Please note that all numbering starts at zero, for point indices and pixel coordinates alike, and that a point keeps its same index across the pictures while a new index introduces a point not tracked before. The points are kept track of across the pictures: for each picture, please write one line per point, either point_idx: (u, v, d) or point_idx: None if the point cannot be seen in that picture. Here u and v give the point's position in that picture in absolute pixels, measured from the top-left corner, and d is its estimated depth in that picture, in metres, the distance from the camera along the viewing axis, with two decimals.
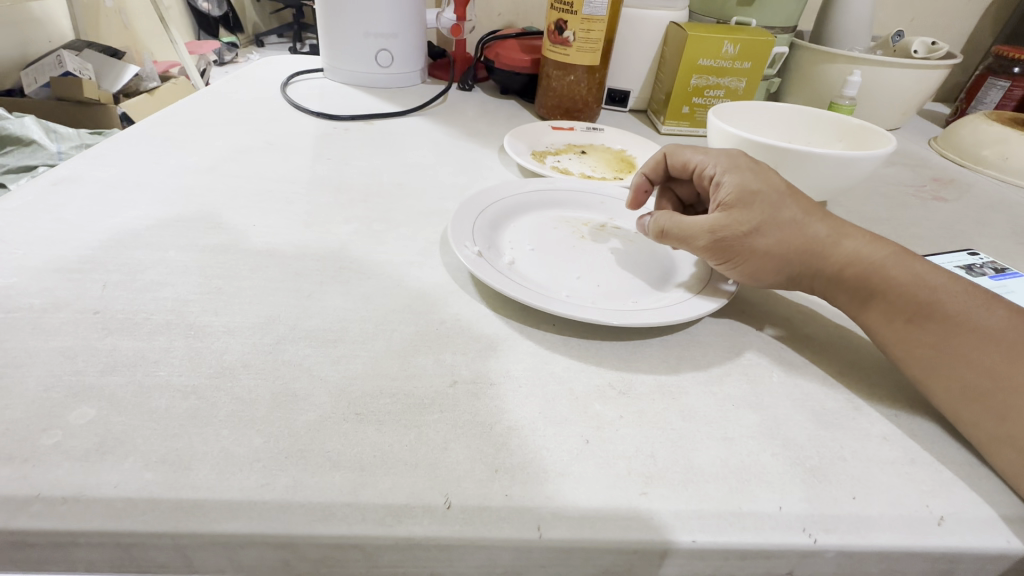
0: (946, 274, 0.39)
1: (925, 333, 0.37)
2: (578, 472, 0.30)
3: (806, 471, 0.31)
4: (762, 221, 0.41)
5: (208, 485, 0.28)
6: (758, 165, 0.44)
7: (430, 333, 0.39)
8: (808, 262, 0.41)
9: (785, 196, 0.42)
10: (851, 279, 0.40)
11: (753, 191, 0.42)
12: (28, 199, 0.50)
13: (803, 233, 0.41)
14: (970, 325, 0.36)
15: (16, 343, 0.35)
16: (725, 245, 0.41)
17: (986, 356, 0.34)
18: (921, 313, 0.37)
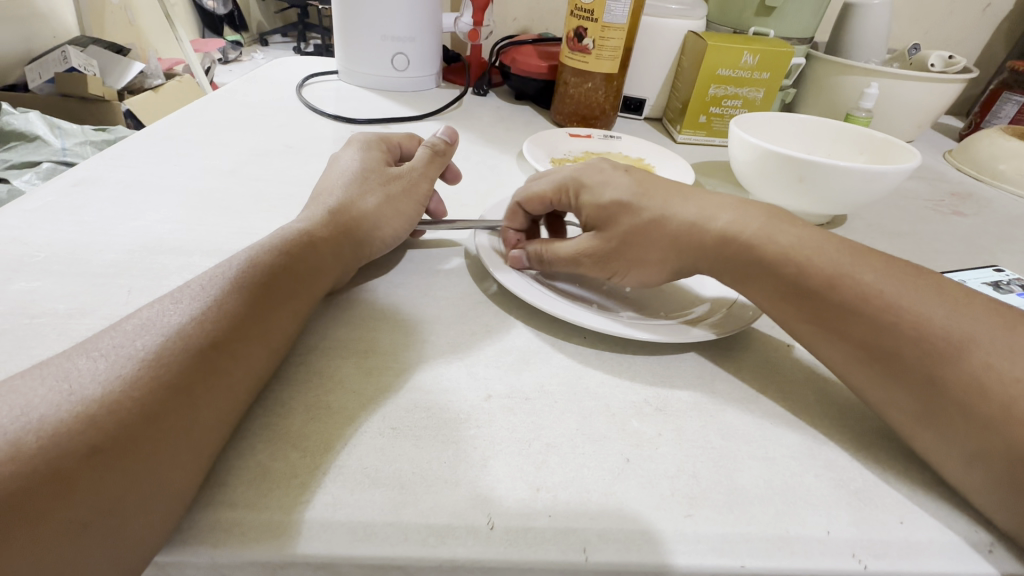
0: (868, 260, 0.35)
1: (849, 330, 0.34)
2: (620, 493, 0.29)
3: (849, 493, 0.31)
4: (624, 232, 0.40)
5: (246, 502, 0.27)
6: (612, 170, 0.44)
7: (460, 343, 0.39)
8: (690, 263, 0.40)
9: (654, 202, 0.41)
10: (756, 277, 0.38)
11: (606, 203, 0.41)
12: (48, 201, 0.49)
13: (675, 232, 0.39)
14: (895, 321, 0.32)
15: (43, 350, 0.34)
16: (604, 259, 0.42)
17: (922, 355, 0.31)
18: (834, 310, 0.34)
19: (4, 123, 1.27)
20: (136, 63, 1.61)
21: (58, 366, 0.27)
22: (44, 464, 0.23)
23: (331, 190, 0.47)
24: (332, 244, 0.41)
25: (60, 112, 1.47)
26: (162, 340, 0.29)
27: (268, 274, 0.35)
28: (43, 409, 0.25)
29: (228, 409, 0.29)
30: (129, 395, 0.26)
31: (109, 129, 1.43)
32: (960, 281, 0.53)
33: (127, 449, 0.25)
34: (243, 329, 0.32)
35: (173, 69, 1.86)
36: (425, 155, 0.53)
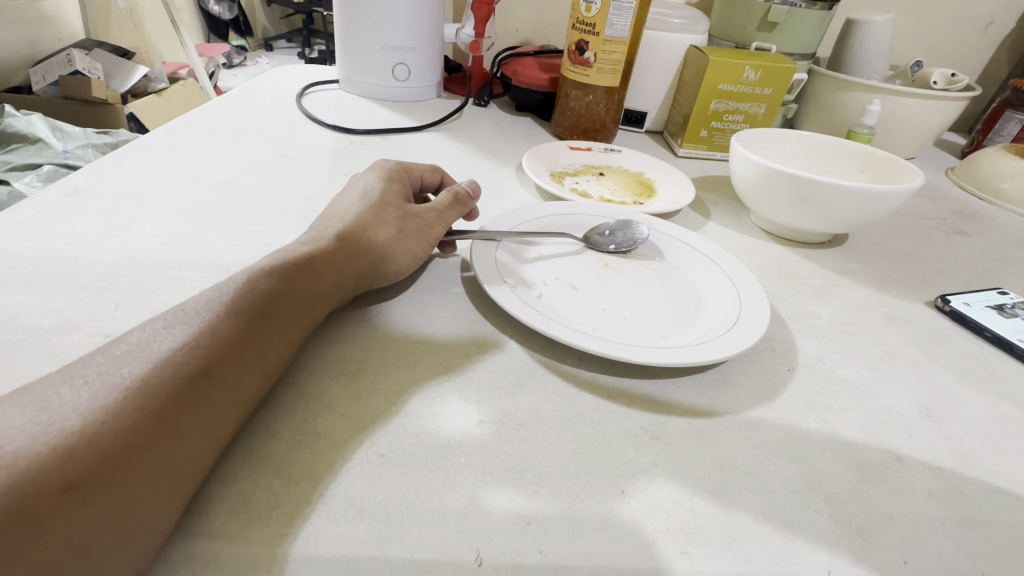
0: None
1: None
2: (615, 528, 0.28)
3: (851, 530, 0.30)
4: None
5: (225, 534, 0.26)
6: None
7: (453, 365, 0.38)
8: None
9: None
10: None
11: None
12: (39, 211, 0.49)
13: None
14: None
15: (25, 368, 0.33)
16: None
17: None
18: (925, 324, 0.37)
19: (5, 124, 1.27)
20: (139, 66, 1.61)
21: (39, 393, 0.26)
22: (15, 498, 0.21)
23: (343, 217, 0.45)
24: (335, 285, 0.40)
25: (62, 114, 1.47)
26: (152, 366, 0.28)
27: (265, 300, 0.35)
28: (20, 439, 0.23)
29: (216, 437, 0.28)
30: (112, 425, 0.25)
31: (111, 132, 1.43)
32: (964, 304, 0.52)
33: (106, 484, 0.23)
34: (234, 355, 0.31)
35: (176, 72, 1.87)
36: (445, 196, 0.51)
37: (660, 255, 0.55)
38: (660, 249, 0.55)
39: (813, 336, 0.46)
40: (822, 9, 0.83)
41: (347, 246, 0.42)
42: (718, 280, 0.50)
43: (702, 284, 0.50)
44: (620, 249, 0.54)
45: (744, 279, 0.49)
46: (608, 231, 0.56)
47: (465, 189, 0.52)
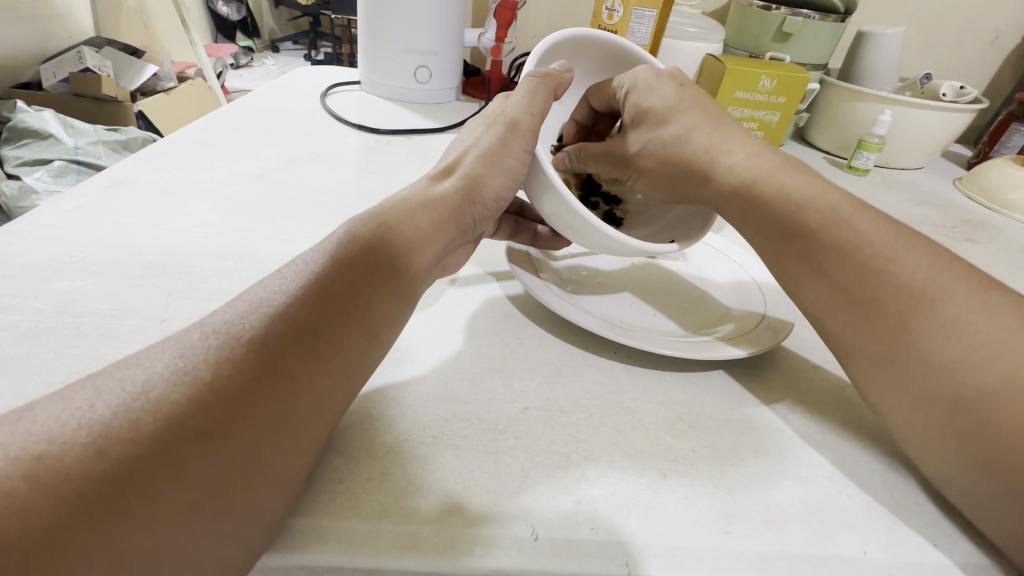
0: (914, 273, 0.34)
1: (836, 272, 0.36)
2: (660, 508, 0.30)
3: (883, 515, 0.31)
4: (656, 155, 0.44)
5: (297, 507, 0.27)
6: (661, 77, 0.46)
7: (495, 355, 0.39)
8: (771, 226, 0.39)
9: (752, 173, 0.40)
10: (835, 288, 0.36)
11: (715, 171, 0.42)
12: (84, 202, 0.50)
13: (693, 150, 0.42)
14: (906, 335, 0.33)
15: (87, 350, 0.34)
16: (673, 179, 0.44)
17: (910, 318, 0.33)
18: (827, 251, 0.36)
19: (17, 119, 1.27)
20: (150, 65, 1.63)
21: (177, 339, 0.27)
22: (159, 440, 0.23)
23: (484, 154, 0.42)
24: (443, 232, 0.37)
25: (74, 111, 1.48)
26: (263, 321, 0.27)
27: (364, 253, 0.32)
28: (160, 387, 0.24)
29: (325, 401, 0.28)
30: (234, 379, 0.25)
31: (121, 129, 1.44)
32: None
33: (235, 431, 0.24)
34: (342, 311, 0.29)
35: (185, 72, 1.89)
36: (531, 85, 0.44)
37: (684, 255, 0.56)
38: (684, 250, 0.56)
39: None
40: (836, 22, 0.86)
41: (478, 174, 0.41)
42: (742, 280, 0.52)
43: (726, 284, 0.52)
44: None
45: (767, 279, 0.51)
46: None
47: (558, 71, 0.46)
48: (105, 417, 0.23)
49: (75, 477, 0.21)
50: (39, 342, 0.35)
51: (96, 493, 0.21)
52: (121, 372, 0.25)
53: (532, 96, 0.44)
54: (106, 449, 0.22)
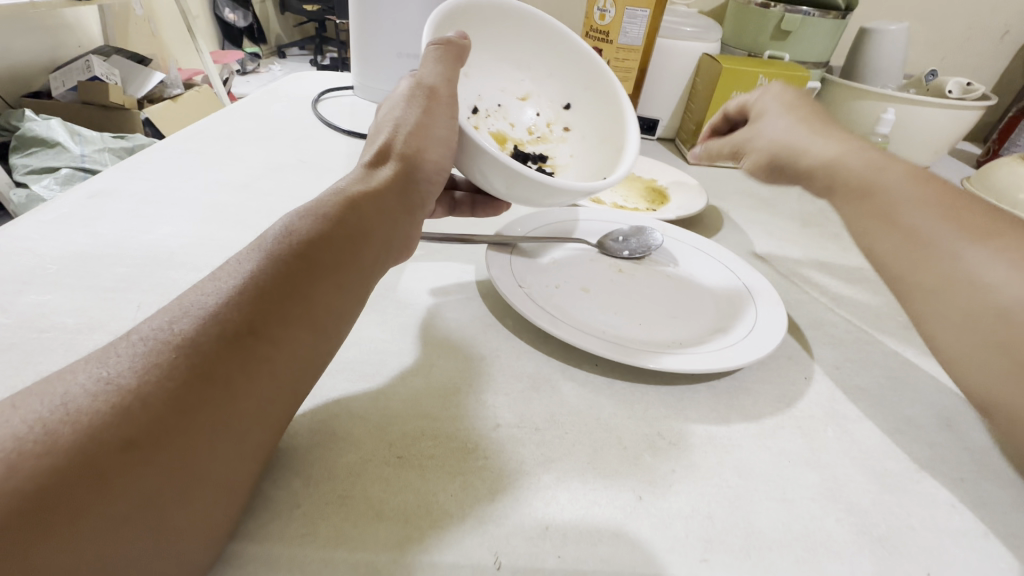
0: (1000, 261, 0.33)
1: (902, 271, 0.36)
2: (633, 533, 0.28)
3: (872, 540, 0.29)
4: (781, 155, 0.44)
5: (247, 533, 0.26)
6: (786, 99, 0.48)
7: (470, 370, 0.38)
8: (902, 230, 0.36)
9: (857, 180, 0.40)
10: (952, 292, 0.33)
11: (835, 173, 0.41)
12: (63, 212, 0.50)
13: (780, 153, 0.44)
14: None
15: (50, 366, 0.34)
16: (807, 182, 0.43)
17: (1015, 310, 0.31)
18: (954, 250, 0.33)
19: (25, 128, 1.29)
20: (155, 72, 1.65)
21: (103, 351, 0.25)
22: (77, 451, 0.21)
23: (415, 129, 0.41)
24: (390, 220, 0.37)
25: (80, 118, 1.50)
26: (195, 324, 0.26)
27: (307, 249, 0.31)
28: (81, 398, 0.23)
29: (265, 401, 0.27)
30: (163, 384, 0.24)
31: (127, 136, 1.45)
32: None
33: (166, 437, 0.23)
34: (283, 307, 0.28)
35: (190, 78, 1.91)
36: (435, 55, 0.43)
37: (676, 262, 0.54)
38: (676, 257, 0.55)
39: (830, 346, 0.46)
40: (836, 19, 0.83)
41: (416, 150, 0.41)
42: (735, 288, 0.50)
43: (718, 292, 0.50)
44: (634, 255, 0.54)
45: (760, 286, 0.49)
46: (622, 237, 0.55)
47: (455, 38, 0.44)
48: (21, 433, 0.21)
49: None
50: (4, 357, 0.34)
51: (10, 513, 0.19)
52: (43, 387, 0.24)
53: (441, 64, 0.43)
54: (21, 466, 0.20)
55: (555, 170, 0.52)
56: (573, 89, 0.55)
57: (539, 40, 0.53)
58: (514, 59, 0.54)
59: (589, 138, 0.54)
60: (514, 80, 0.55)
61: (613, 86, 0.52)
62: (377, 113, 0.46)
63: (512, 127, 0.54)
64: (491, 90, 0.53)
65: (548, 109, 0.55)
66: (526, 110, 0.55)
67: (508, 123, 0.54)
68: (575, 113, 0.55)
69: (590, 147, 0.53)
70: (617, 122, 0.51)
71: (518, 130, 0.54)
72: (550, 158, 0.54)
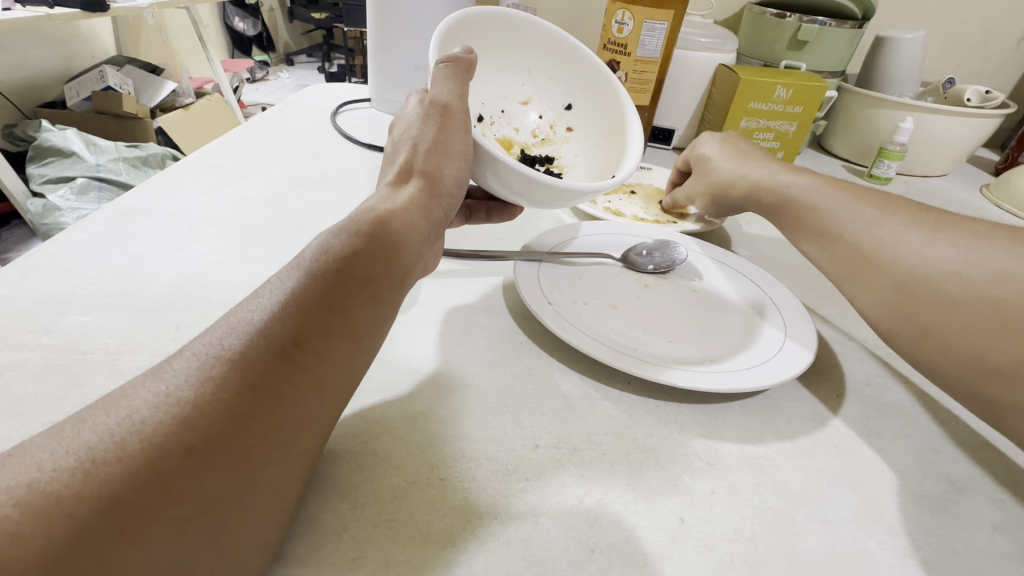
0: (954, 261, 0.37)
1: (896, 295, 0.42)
2: (677, 556, 0.28)
3: (916, 564, 0.29)
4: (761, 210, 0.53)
5: (299, 556, 0.27)
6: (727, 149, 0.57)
7: (505, 389, 0.38)
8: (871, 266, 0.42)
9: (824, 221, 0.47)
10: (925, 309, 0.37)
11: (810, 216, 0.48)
12: (97, 231, 0.51)
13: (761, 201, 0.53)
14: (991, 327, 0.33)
15: (96, 387, 0.34)
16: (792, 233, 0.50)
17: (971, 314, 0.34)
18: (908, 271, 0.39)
19: (42, 139, 1.31)
20: (170, 83, 1.67)
21: (160, 366, 0.26)
22: (143, 463, 0.21)
23: (433, 148, 0.40)
24: (419, 233, 0.37)
25: (96, 128, 1.52)
26: (245, 337, 0.26)
27: (345, 259, 0.30)
28: (143, 411, 0.23)
29: (311, 411, 0.27)
30: (218, 397, 0.24)
31: (142, 145, 1.47)
32: None
33: (223, 450, 0.23)
34: (324, 318, 0.28)
35: (202, 87, 1.93)
36: (446, 72, 0.42)
37: (700, 276, 0.54)
38: (700, 271, 0.55)
39: (860, 362, 0.46)
40: (853, 28, 0.84)
41: (435, 165, 0.40)
42: (762, 303, 0.50)
43: (744, 307, 0.50)
44: (659, 270, 0.54)
45: (786, 301, 0.49)
46: (646, 251, 0.56)
47: (461, 53, 0.44)
48: (92, 443, 0.22)
49: (64, 505, 0.20)
50: (49, 379, 0.35)
51: (87, 519, 0.20)
52: (107, 402, 0.24)
53: (453, 81, 0.42)
54: (92, 474, 0.21)
55: (562, 170, 0.53)
56: (574, 89, 0.55)
57: (539, 44, 0.53)
58: (514, 63, 0.54)
59: (593, 136, 0.54)
60: (514, 85, 0.55)
61: (611, 82, 0.53)
62: (391, 133, 0.46)
63: (516, 131, 0.54)
64: (494, 96, 0.53)
65: (549, 110, 0.56)
66: (527, 113, 0.55)
67: (512, 128, 0.54)
68: (576, 113, 0.55)
69: (594, 145, 0.53)
70: (620, 118, 0.51)
71: (523, 134, 0.54)
72: (556, 159, 0.54)
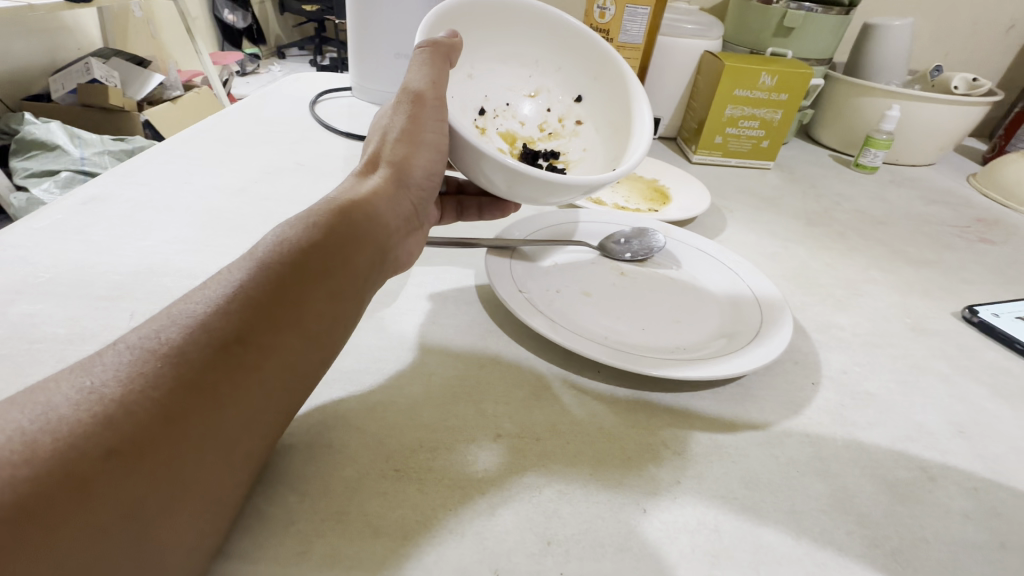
0: None
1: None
2: (638, 548, 0.28)
3: (885, 554, 0.29)
4: None
5: (240, 552, 0.25)
6: None
7: (470, 379, 0.37)
8: None
9: None
10: None
11: None
12: (58, 219, 0.49)
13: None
14: None
15: (41, 378, 0.33)
16: None
17: None
18: None
19: (24, 131, 1.29)
20: (155, 74, 1.64)
21: (90, 360, 0.24)
22: (56, 463, 0.20)
23: (403, 137, 0.39)
24: (384, 227, 0.35)
25: (79, 121, 1.50)
26: (184, 332, 0.25)
27: (302, 252, 0.29)
28: (63, 408, 0.22)
29: (256, 409, 0.26)
30: (148, 394, 0.23)
31: (126, 137, 1.44)
32: (993, 315, 0.51)
33: (149, 450, 0.22)
34: (273, 314, 0.27)
35: (189, 79, 1.91)
36: (423, 57, 0.40)
37: (678, 264, 0.53)
38: (679, 259, 0.54)
39: (838, 350, 0.45)
40: (839, 14, 0.82)
41: (406, 156, 0.39)
42: (740, 290, 0.49)
43: (722, 295, 0.49)
44: (636, 258, 0.53)
45: (764, 288, 0.48)
46: (623, 239, 0.55)
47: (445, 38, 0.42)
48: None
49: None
50: None
51: None
52: (26, 396, 0.23)
53: (428, 66, 0.40)
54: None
55: (568, 166, 0.51)
56: (582, 79, 0.52)
57: (545, 31, 0.51)
58: (520, 53, 0.52)
59: (602, 128, 0.51)
60: (519, 75, 0.53)
61: (620, 70, 0.50)
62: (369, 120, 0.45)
63: (522, 125, 0.53)
64: (498, 89, 0.52)
65: (558, 102, 0.53)
66: (533, 105, 0.53)
67: (517, 122, 0.53)
68: (587, 104, 0.52)
69: (604, 138, 0.51)
70: (629, 109, 0.48)
71: (529, 128, 0.53)
72: (562, 154, 0.52)
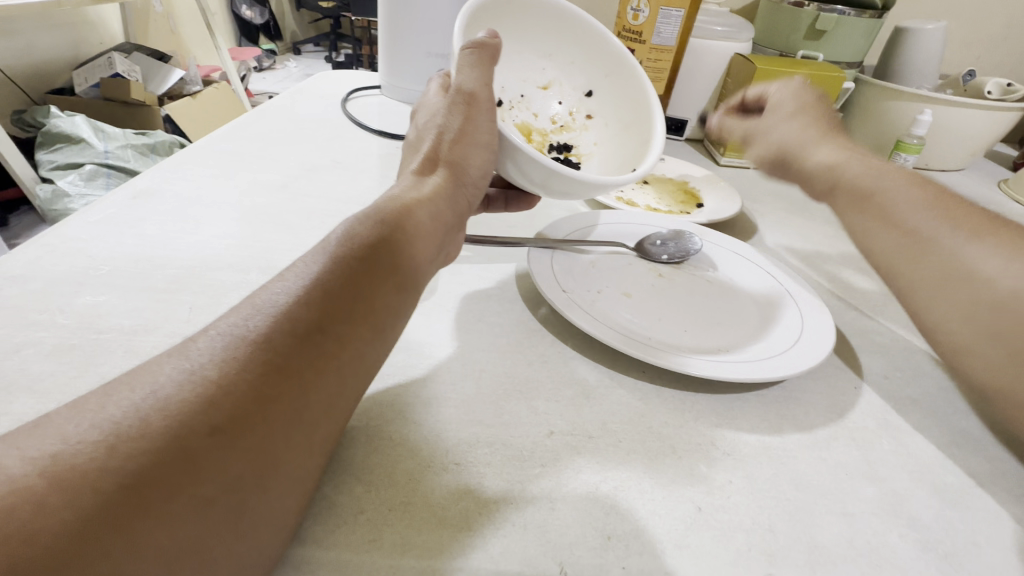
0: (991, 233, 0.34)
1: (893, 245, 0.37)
2: (694, 546, 0.28)
3: (939, 557, 0.29)
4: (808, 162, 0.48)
5: (315, 539, 0.26)
6: (796, 88, 0.55)
7: (519, 376, 0.38)
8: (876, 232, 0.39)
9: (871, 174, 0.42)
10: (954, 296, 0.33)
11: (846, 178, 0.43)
12: (110, 212, 0.50)
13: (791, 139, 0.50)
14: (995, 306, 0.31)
15: (110, 367, 0.34)
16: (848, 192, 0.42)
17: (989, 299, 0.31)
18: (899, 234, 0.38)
19: (52, 124, 1.31)
20: (177, 70, 1.66)
21: (184, 344, 0.25)
22: (166, 441, 0.21)
23: (458, 138, 0.40)
24: (442, 223, 0.36)
25: (103, 115, 1.52)
26: (269, 319, 0.26)
27: (371, 244, 0.30)
28: (168, 387, 0.23)
29: (334, 398, 0.26)
30: (241, 379, 0.23)
31: (148, 132, 1.46)
32: None
33: (244, 432, 0.23)
34: (350, 307, 0.27)
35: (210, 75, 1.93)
36: (471, 59, 0.41)
37: (714, 266, 0.54)
38: (714, 262, 0.54)
39: (877, 355, 0.45)
40: (872, 18, 0.82)
41: (461, 159, 0.40)
42: (778, 293, 0.49)
43: (760, 297, 0.49)
44: (673, 260, 0.53)
45: (803, 292, 0.49)
46: (660, 241, 0.55)
47: (487, 39, 0.42)
48: (114, 419, 0.21)
49: (84, 481, 0.20)
50: (63, 359, 0.34)
51: (112, 492, 0.20)
52: (129, 376, 0.24)
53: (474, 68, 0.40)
54: (115, 452, 0.20)
55: (580, 159, 0.52)
56: (595, 75, 0.54)
57: (559, 26, 0.52)
58: (535, 45, 0.52)
59: (614, 125, 0.53)
60: (536, 67, 0.53)
61: (636, 74, 0.51)
62: (415, 121, 0.45)
63: (536, 116, 0.54)
64: (515, 81, 0.52)
65: (570, 96, 0.54)
66: (549, 98, 0.54)
67: (532, 114, 0.54)
68: (597, 100, 0.54)
69: (614, 134, 0.53)
70: (643, 107, 0.50)
71: (542, 119, 0.54)
72: (574, 147, 0.54)
